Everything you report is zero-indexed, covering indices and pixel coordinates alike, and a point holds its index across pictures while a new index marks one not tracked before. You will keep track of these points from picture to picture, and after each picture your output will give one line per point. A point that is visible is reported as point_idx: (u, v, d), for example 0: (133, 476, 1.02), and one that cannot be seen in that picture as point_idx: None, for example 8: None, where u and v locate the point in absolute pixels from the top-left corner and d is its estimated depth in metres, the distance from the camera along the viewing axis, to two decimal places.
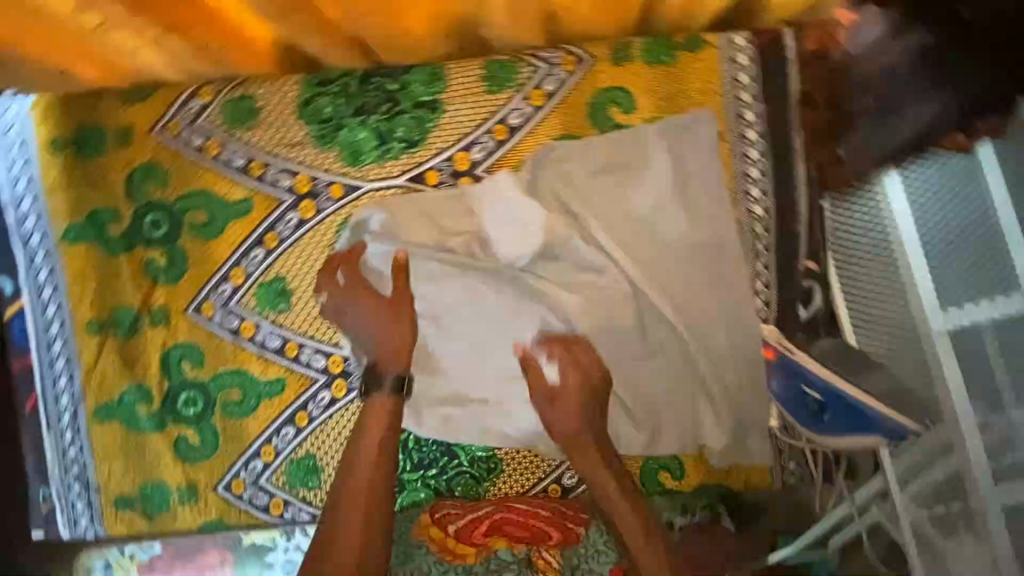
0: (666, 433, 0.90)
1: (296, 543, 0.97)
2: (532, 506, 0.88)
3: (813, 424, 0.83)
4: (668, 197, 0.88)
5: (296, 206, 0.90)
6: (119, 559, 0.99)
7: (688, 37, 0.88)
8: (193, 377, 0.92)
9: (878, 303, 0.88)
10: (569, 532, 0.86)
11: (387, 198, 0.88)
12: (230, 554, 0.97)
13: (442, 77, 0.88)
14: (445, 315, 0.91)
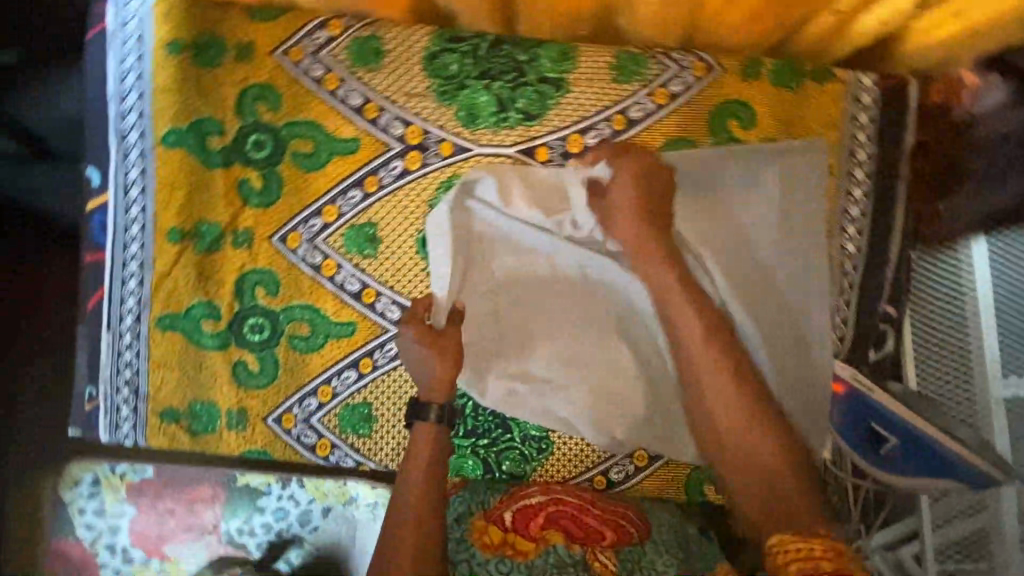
0: None
1: (288, 493, 1.15)
2: (583, 501, 0.89)
3: (871, 455, 0.91)
4: (768, 218, 0.89)
5: (403, 155, 0.89)
6: (108, 477, 1.12)
7: (819, 68, 0.89)
8: (265, 305, 0.91)
9: (944, 357, 0.91)
10: (622, 532, 0.87)
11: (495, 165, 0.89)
12: (223, 490, 1.13)
13: (573, 57, 0.88)
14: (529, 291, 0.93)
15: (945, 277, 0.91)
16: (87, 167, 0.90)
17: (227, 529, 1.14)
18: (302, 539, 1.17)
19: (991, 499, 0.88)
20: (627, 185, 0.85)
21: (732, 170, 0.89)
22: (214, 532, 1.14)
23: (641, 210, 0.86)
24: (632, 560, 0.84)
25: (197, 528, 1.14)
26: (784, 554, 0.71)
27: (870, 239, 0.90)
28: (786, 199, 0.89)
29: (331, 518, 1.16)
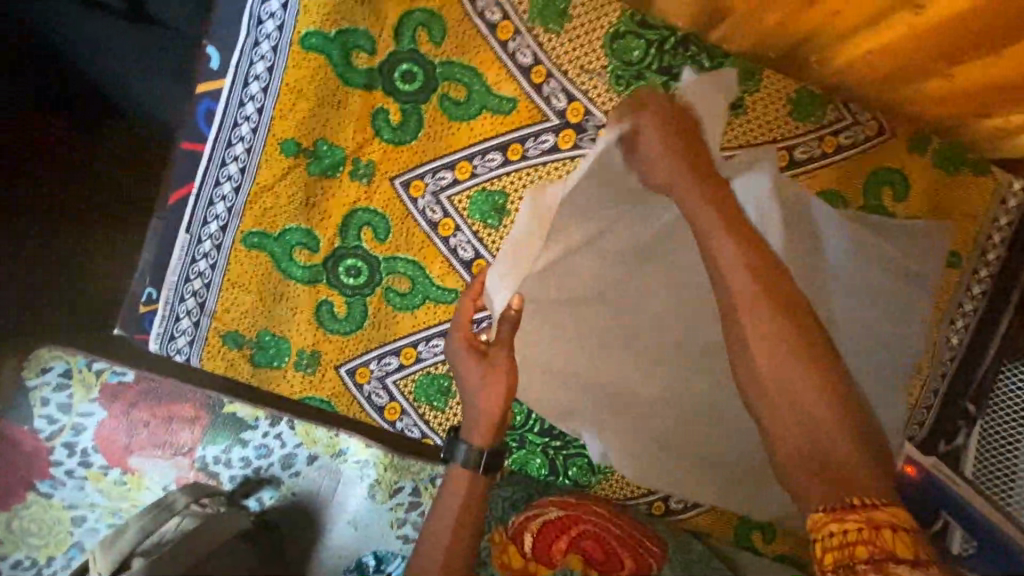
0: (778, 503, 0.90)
1: (276, 431, 1.08)
2: (604, 522, 0.85)
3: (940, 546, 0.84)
4: (890, 292, 0.89)
5: (557, 131, 0.83)
6: (81, 373, 1.04)
7: (979, 160, 0.89)
8: (368, 248, 0.83)
9: (1001, 452, 0.83)
10: (642, 561, 0.84)
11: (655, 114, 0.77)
12: (206, 416, 1.06)
13: (756, 80, 0.85)
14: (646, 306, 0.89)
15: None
16: (206, 44, 0.79)
17: (203, 456, 1.07)
18: (278, 481, 1.09)
19: None
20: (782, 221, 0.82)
21: (875, 239, 0.87)
22: (188, 456, 1.07)
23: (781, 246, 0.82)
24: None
25: (171, 448, 1.06)
26: (826, 543, 0.54)
27: (973, 335, 0.93)
28: (913, 278, 0.89)
29: (315, 467, 1.09)
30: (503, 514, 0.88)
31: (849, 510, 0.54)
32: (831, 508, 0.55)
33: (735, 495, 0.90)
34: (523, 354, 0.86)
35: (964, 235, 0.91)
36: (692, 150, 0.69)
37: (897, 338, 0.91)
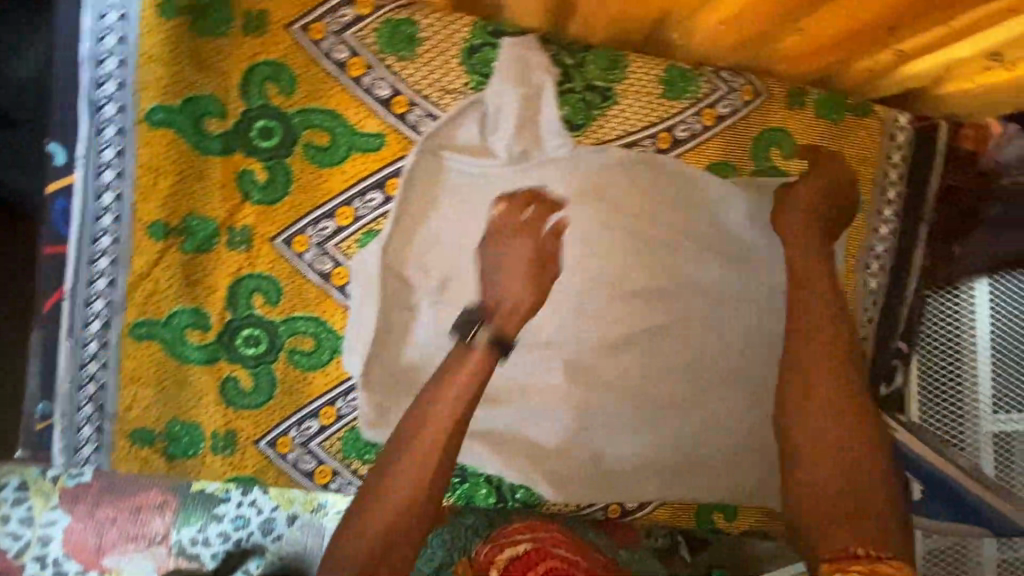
0: (719, 478, 0.91)
1: (251, 498, 1.02)
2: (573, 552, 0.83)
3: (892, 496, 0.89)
4: (798, 249, 0.88)
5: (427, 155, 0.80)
6: (38, 483, 0.98)
7: (860, 103, 0.89)
8: (262, 314, 0.81)
9: (937, 390, 0.97)
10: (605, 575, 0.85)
11: (455, 118, 0.80)
12: (174, 498, 1.00)
13: (622, 67, 0.83)
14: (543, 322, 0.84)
15: (949, 317, 0.97)
16: (49, 142, 0.77)
17: (179, 540, 1.00)
18: (263, 549, 1.01)
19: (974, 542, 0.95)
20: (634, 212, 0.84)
21: (774, 200, 0.87)
22: (163, 543, 1.00)
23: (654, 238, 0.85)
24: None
25: (144, 539, 0.99)
26: None
27: (891, 275, 0.92)
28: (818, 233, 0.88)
29: (296, 526, 1.02)
30: (466, 543, 0.88)
31: (854, 561, 0.77)
32: (837, 559, 0.78)
33: (681, 490, 0.90)
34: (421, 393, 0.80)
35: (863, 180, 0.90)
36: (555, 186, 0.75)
37: (822, 293, 0.89)
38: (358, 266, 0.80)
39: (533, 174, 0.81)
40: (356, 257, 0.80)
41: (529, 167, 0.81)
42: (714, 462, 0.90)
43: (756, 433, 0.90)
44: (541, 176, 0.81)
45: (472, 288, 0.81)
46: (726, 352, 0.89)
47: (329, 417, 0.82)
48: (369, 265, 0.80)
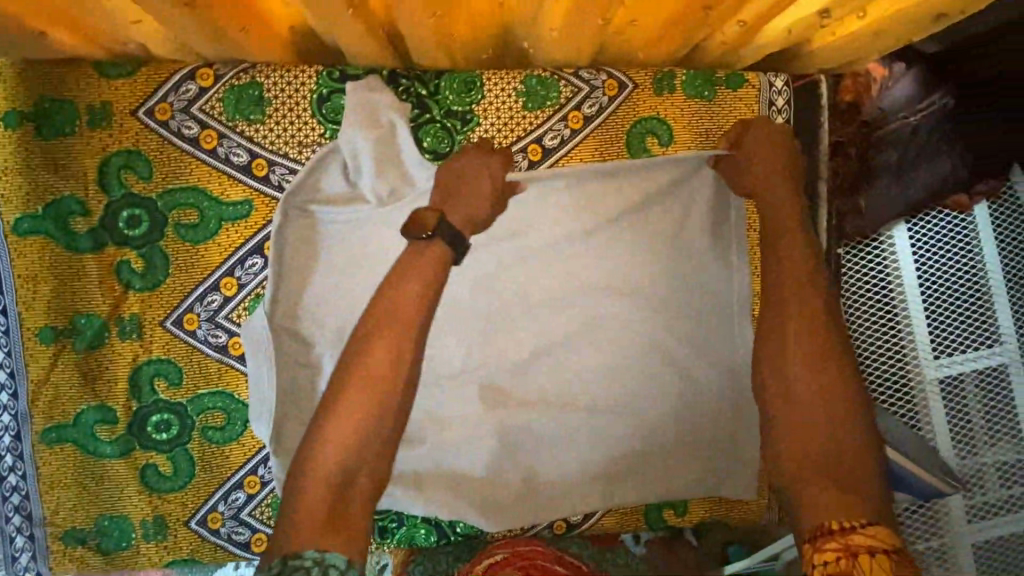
0: (657, 477, 0.89)
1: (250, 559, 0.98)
2: None
3: None
4: (693, 234, 0.87)
5: (294, 214, 0.79)
6: None
7: (731, 73, 0.86)
8: (167, 398, 0.81)
9: (873, 345, 0.97)
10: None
11: (316, 171, 0.78)
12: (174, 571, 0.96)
13: (478, 87, 0.82)
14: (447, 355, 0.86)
15: (871, 266, 0.97)
16: None
17: None
18: None
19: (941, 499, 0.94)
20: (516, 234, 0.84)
21: (658, 190, 0.86)
22: None
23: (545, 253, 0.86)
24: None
25: None
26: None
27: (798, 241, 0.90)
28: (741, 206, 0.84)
29: None
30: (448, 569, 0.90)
31: (828, 538, 0.63)
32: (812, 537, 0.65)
33: (624, 495, 0.88)
34: None
35: (763, 147, 0.84)
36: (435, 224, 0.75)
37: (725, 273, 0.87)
38: (251, 334, 0.80)
39: (406, 213, 0.81)
40: (245, 325, 0.80)
41: (400, 208, 0.80)
42: (652, 460, 0.89)
43: (686, 423, 0.89)
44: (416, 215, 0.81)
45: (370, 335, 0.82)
46: (640, 347, 0.88)
47: (254, 486, 0.83)
48: (260, 331, 0.80)
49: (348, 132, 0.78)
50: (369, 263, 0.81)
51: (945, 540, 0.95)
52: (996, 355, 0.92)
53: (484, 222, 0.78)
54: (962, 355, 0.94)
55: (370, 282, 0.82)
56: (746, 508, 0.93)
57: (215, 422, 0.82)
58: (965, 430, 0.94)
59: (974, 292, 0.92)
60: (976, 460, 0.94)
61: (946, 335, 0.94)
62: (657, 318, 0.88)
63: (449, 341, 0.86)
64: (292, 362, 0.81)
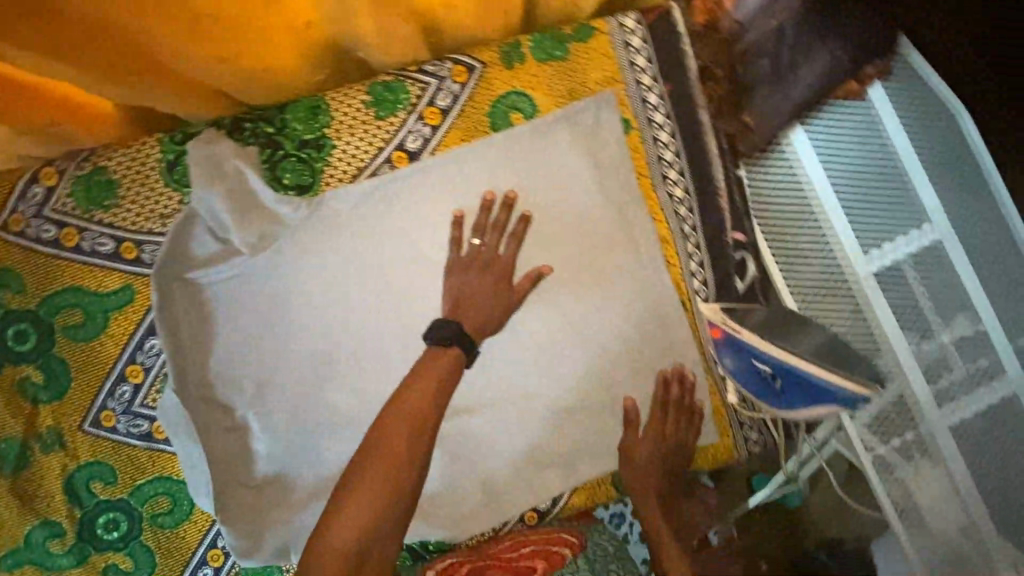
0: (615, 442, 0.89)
1: None
2: (518, 545, 0.86)
3: (775, 399, 0.81)
4: (585, 197, 0.85)
5: (166, 289, 0.76)
6: None
7: (578, 26, 0.83)
8: (108, 498, 0.81)
9: (799, 256, 0.95)
10: (553, 556, 0.86)
11: (175, 235, 0.75)
12: None
13: (325, 110, 0.80)
14: (367, 387, 0.82)
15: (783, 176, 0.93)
16: None
17: None
18: None
19: (905, 389, 0.92)
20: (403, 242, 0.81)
21: (534, 162, 0.83)
22: None
23: (439, 253, 0.82)
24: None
25: None
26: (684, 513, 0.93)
27: (693, 176, 0.88)
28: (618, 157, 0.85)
29: None
30: None
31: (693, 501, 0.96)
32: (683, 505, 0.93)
33: (583, 471, 0.88)
34: (283, 505, 0.81)
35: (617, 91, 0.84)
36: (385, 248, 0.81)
37: (626, 228, 0.86)
38: (162, 412, 0.78)
39: (284, 255, 0.79)
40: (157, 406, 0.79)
41: (279, 251, 0.79)
42: (605, 430, 0.88)
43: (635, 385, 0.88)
44: (299, 252, 0.79)
45: (288, 381, 0.81)
46: (563, 320, 0.86)
47: (217, 558, 0.83)
48: (173, 409, 0.78)
49: (199, 181, 0.74)
50: (263, 314, 0.80)
51: (921, 431, 0.92)
52: (928, 233, 0.89)
53: (384, 238, 0.81)
54: (892, 243, 0.91)
55: (270, 329, 0.80)
56: (711, 450, 0.92)
57: (161, 509, 0.82)
58: (917, 318, 0.91)
59: (887, 175, 0.91)
60: (934, 344, 0.91)
61: (871, 226, 0.92)
62: (570, 292, 0.86)
63: (365, 371, 0.82)
64: (213, 434, 0.79)
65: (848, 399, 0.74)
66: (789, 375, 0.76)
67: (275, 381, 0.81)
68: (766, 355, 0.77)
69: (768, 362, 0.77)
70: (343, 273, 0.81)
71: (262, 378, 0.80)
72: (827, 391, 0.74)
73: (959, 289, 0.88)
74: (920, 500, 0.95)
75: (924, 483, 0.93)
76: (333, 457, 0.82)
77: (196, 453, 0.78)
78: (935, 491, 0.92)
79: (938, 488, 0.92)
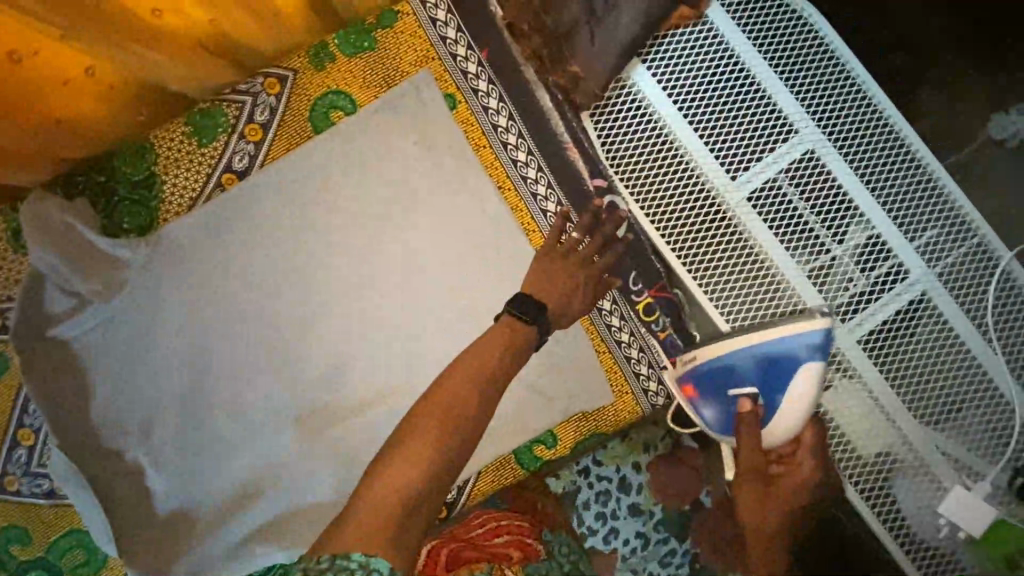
0: (514, 414, 0.92)
1: None
2: (489, 525, 0.88)
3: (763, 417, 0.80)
4: (425, 179, 0.85)
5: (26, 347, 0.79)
6: None
7: (382, 16, 0.85)
8: (27, 559, 0.83)
9: (667, 197, 0.86)
10: (529, 548, 0.87)
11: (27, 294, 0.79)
12: None
13: (149, 150, 0.82)
14: (249, 405, 0.84)
15: (635, 114, 0.84)
16: None
17: None
18: None
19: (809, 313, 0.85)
20: (258, 258, 0.83)
21: (368, 156, 0.84)
22: None
23: (294, 260, 0.84)
24: (539, 574, 0.87)
25: None
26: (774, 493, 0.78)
27: (536, 139, 0.89)
28: (492, 201, 0.87)
29: None
30: None
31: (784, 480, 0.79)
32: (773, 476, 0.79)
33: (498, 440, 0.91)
34: (189, 535, 0.82)
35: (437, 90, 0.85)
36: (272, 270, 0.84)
37: (474, 200, 0.86)
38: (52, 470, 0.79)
39: (139, 293, 0.82)
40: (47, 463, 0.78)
41: (134, 290, 0.82)
42: (511, 411, 0.92)
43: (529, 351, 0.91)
44: (157, 288, 0.82)
45: (168, 413, 0.83)
46: (430, 305, 0.86)
47: None
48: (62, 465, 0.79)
49: (40, 235, 0.77)
50: (134, 354, 0.82)
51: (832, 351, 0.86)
52: (797, 145, 0.85)
53: (238, 256, 0.83)
54: (762, 164, 0.85)
55: (144, 367, 0.82)
56: (611, 409, 0.95)
57: (80, 560, 0.84)
58: (806, 237, 0.85)
59: (744, 94, 0.85)
60: (828, 259, 0.85)
61: (739, 150, 0.85)
62: (432, 274, 0.86)
63: (244, 388, 0.84)
64: (106, 479, 0.81)
65: (814, 345, 0.76)
66: (755, 370, 0.80)
67: (158, 416, 0.83)
68: (733, 357, 0.81)
69: (741, 361, 0.81)
70: (202, 299, 0.83)
71: (146, 419, 0.83)
72: (793, 349, 0.77)
73: (834, 195, 0.85)
74: (844, 427, 0.87)
75: (844, 407, 0.86)
76: (230, 479, 0.84)
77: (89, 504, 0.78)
78: (857, 412, 0.86)
79: (859, 409, 0.86)
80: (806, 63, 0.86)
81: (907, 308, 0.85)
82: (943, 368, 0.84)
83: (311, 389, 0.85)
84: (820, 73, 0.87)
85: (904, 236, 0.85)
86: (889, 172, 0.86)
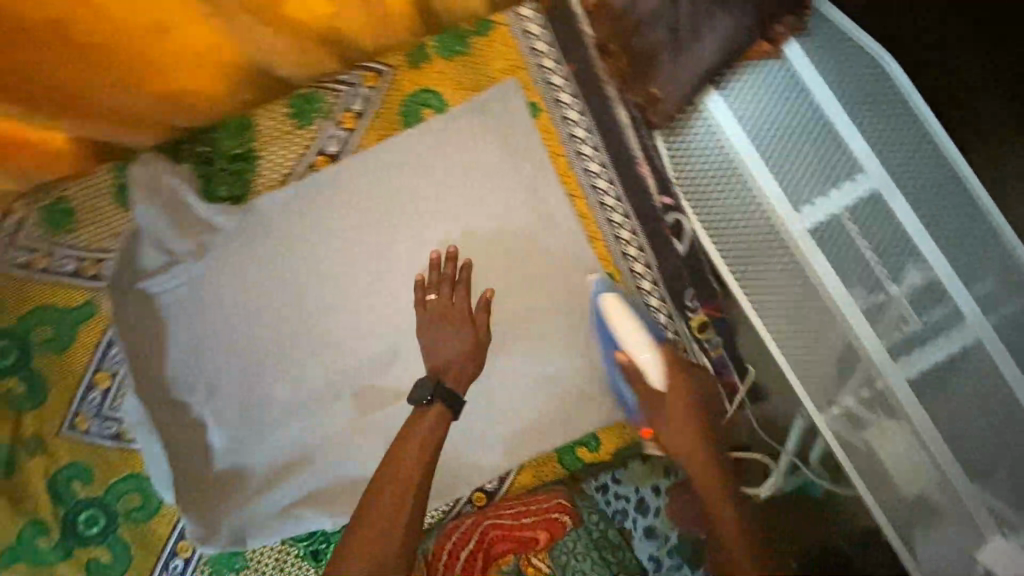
0: (558, 417, 0.90)
1: None
2: (518, 508, 0.88)
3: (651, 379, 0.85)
4: (499, 180, 0.89)
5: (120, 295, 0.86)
6: None
7: (478, 24, 0.90)
8: (86, 496, 0.87)
9: (729, 220, 0.91)
10: (555, 525, 0.87)
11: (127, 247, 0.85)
12: None
13: (249, 127, 0.87)
14: (310, 376, 0.88)
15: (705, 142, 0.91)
16: None
17: None
18: None
19: (859, 348, 0.87)
20: (335, 237, 0.88)
21: (448, 152, 0.89)
22: None
23: (369, 242, 0.88)
24: (567, 549, 0.86)
25: None
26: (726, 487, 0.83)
27: (611, 154, 0.92)
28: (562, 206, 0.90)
29: None
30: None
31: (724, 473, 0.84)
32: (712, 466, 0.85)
33: (538, 443, 0.90)
34: (241, 491, 0.86)
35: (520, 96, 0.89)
36: (347, 249, 0.88)
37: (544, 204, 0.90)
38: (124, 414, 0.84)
39: (223, 258, 0.87)
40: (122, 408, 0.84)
41: (219, 255, 0.87)
42: (548, 409, 0.90)
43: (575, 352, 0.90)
44: (239, 255, 0.87)
45: (235, 374, 0.87)
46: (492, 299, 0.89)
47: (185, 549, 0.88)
48: (134, 411, 0.84)
49: (145, 194, 0.83)
50: (209, 315, 0.87)
51: (881, 389, 0.87)
52: (863, 184, 0.87)
53: (317, 233, 0.88)
54: (827, 199, 0.87)
55: (218, 327, 0.87)
56: None
57: (134, 505, 0.88)
58: (866, 276, 0.87)
59: (812, 130, 0.88)
60: (885, 299, 0.87)
61: (806, 184, 0.88)
62: (496, 270, 0.89)
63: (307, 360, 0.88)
64: (172, 429, 0.86)
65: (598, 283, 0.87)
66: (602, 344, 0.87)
67: (225, 376, 0.87)
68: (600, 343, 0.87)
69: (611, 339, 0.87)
70: (279, 270, 0.87)
71: (213, 377, 0.87)
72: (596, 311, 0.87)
73: (899, 237, 0.87)
74: (886, 463, 0.88)
75: (889, 445, 0.88)
76: (284, 443, 0.87)
77: (156, 449, 0.83)
78: (901, 452, 0.87)
79: (903, 449, 0.87)
80: (880, 106, 0.88)
81: (962, 354, 0.86)
82: (995, 416, 0.84)
83: (370, 368, 0.88)
84: (893, 117, 0.89)
85: (964, 282, 0.86)
86: (954, 220, 0.87)
